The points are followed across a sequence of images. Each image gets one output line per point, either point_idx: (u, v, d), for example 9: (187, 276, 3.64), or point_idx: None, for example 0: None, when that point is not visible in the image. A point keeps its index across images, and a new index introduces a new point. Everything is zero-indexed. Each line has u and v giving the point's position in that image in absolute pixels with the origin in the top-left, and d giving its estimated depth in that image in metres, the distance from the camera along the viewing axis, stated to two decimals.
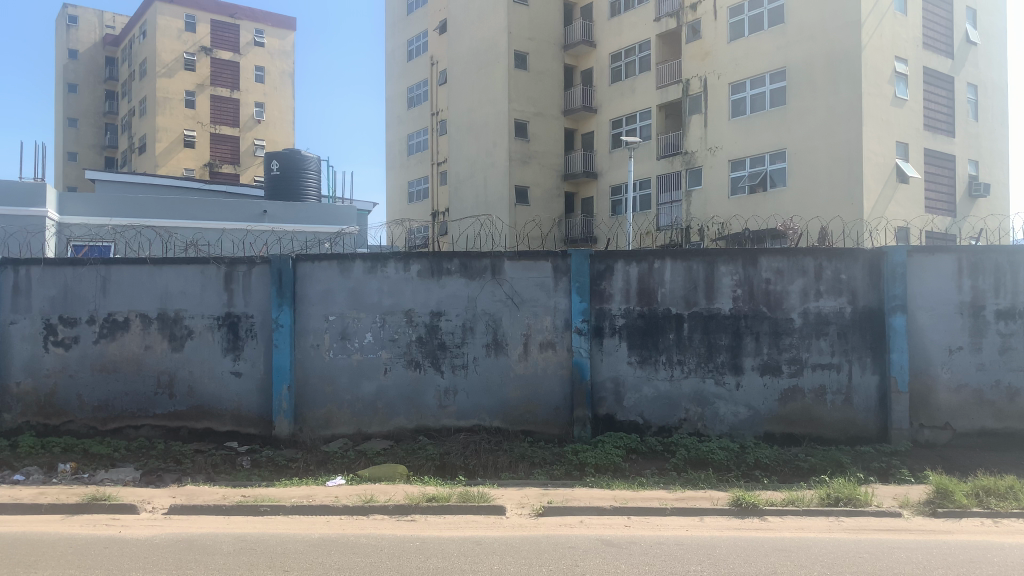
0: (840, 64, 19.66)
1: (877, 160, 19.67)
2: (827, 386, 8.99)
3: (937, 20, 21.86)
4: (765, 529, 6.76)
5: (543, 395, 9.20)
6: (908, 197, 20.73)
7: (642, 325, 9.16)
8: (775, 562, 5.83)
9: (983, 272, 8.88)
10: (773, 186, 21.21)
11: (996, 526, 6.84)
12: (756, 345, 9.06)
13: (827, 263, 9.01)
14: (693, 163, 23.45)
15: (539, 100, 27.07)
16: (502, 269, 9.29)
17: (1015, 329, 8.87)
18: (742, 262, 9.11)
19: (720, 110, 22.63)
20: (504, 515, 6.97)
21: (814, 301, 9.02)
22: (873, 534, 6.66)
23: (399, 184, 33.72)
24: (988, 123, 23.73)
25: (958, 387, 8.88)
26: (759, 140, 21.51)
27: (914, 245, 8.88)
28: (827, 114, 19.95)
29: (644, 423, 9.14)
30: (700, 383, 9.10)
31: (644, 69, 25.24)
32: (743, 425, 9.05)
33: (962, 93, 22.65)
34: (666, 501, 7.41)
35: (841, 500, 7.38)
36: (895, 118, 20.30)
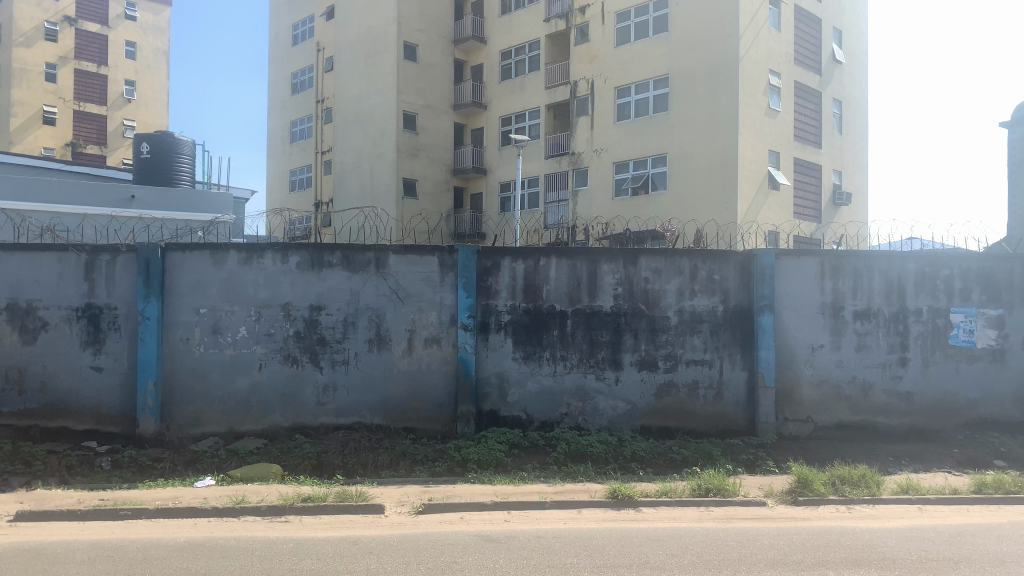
0: (719, 73, 20.48)
1: (750, 168, 20.66)
2: (700, 382, 9.34)
3: (808, 37, 23.14)
4: (639, 520, 6.95)
5: (426, 391, 9.12)
6: (778, 203, 21.88)
7: (526, 321, 9.23)
8: (648, 552, 5.99)
9: (843, 275, 9.45)
10: (654, 189, 21.94)
11: (849, 512, 7.31)
12: (634, 342, 9.30)
13: (702, 264, 9.35)
14: (580, 163, 23.89)
15: (428, 93, 26.84)
16: (385, 263, 9.14)
17: (869, 329, 9.49)
18: (623, 260, 9.32)
19: (606, 112, 23.15)
20: (382, 513, 6.85)
21: (689, 300, 9.35)
22: (739, 522, 6.96)
23: (281, 172, 32.69)
24: (850, 137, 25.37)
25: (819, 383, 9.42)
26: (642, 143, 22.17)
27: (781, 248, 9.34)
28: (707, 121, 20.77)
29: (526, 418, 9.20)
30: (581, 379, 9.25)
31: (533, 69, 25.51)
32: (621, 419, 9.27)
33: (828, 108, 24.11)
34: (546, 495, 7.49)
35: (711, 491, 7.68)
36: (768, 128, 21.36)
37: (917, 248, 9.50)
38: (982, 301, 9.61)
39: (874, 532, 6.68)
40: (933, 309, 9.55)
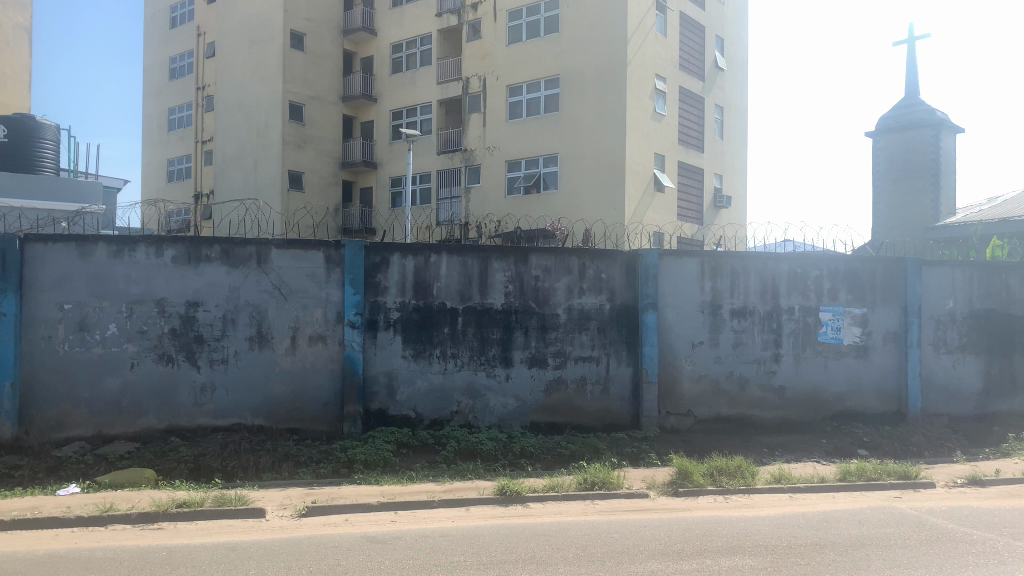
0: (608, 76, 20.95)
1: (637, 170, 21.26)
2: (587, 378, 9.50)
3: (691, 44, 23.97)
4: (526, 516, 7.00)
5: (311, 390, 8.88)
6: (663, 205, 22.62)
7: (416, 318, 9.13)
8: (534, 547, 6.05)
9: (722, 275, 9.84)
10: (545, 188, 22.24)
11: (725, 501, 7.62)
12: (524, 339, 9.37)
13: (590, 262, 9.52)
14: (472, 161, 23.90)
15: (316, 84, 26.20)
16: (268, 257, 8.84)
17: (746, 326, 9.92)
18: (513, 258, 9.36)
19: (497, 110, 23.25)
20: (263, 517, 6.61)
21: (577, 297, 9.50)
22: (622, 514, 7.13)
23: (157, 161, 31.14)
24: (731, 142, 26.49)
25: (699, 378, 9.78)
26: (533, 142, 22.40)
27: (665, 248, 9.62)
28: (596, 123, 21.20)
29: (415, 417, 9.11)
30: (471, 376, 9.24)
31: (425, 63, 25.33)
32: (510, 416, 9.31)
33: (711, 113, 25.09)
34: (434, 493, 7.44)
35: (596, 484, 7.83)
36: (654, 131, 22.03)
37: (791, 250, 9.99)
38: (849, 300, 10.22)
39: (748, 521, 6.99)
40: (804, 307, 10.10)
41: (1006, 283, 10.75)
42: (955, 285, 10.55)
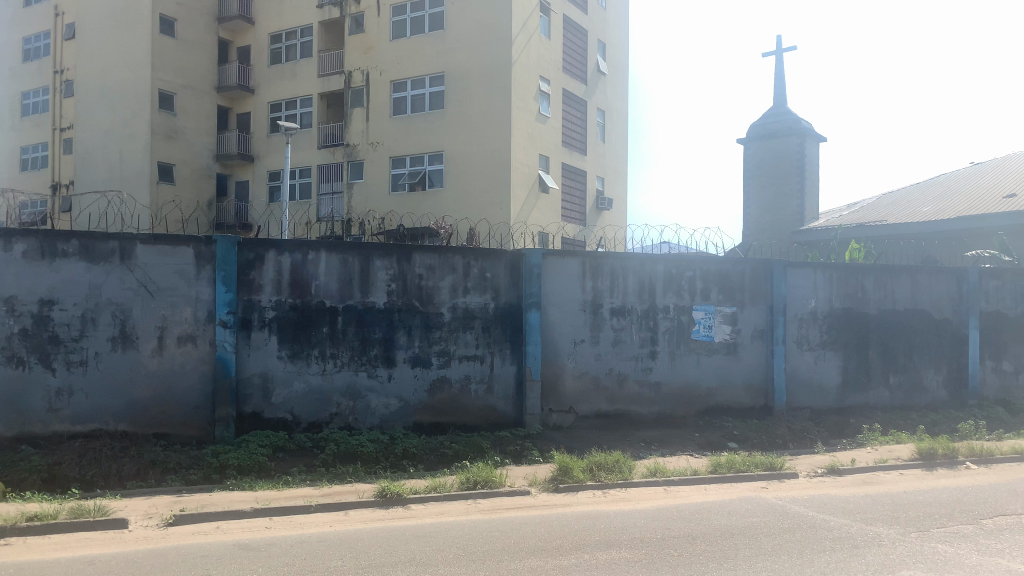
0: (493, 76, 21.07)
1: (522, 170, 21.51)
2: (471, 377, 9.50)
3: (574, 47, 24.42)
4: (408, 517, 6.92)
5: (180, 393, 8.46)
6: (548, 206, 22.97)
7: (293, 317, 8.86)
8: (415, 548, 5.98)
9: (602, 275, 10.07)
10: (430, 186, 22.14)
11: (604, 496, 7.79)
12: (407, 338, 9.26)
13: (474, 261, 9.52)
14: (355, 156, 23.44)
15: (188, 72, 25.05)
16: (132, 253, 8.35)
17: (625, 325, 10.19)
18: (396, 256, 9.24)
19: (381, 106, 22.93)
20: (126, 528, 6.24)
21: (461, 296, 9.48)
22: (503, 512, 7.16)
23: (8, 149, 28.89)
24: (613, 145, 27.19)
25: (581, 375, 9.97)
26: (418, 140, 22.24)
27: (548, 248, 9.74)
28: (482, 123, 21.28)
29: (292, 419, 8.84)
30: (351, 377, 9.05)
31: (306, 55, 24.68)
32: (393, 417, 9.18)
33: (593, 117, 25.66)
34: (311, 498, 7.23)
35: (479, 483, 7.83)
36: (538, 132, 22.33)
37: (667, 251, 10.33)
38: (720, 299, 10.67)
39: (624, 514, 7.18)
40: (680, 306, 10.48)
41: (862, 284, 11.51)
42: (816, 285, 11.20)
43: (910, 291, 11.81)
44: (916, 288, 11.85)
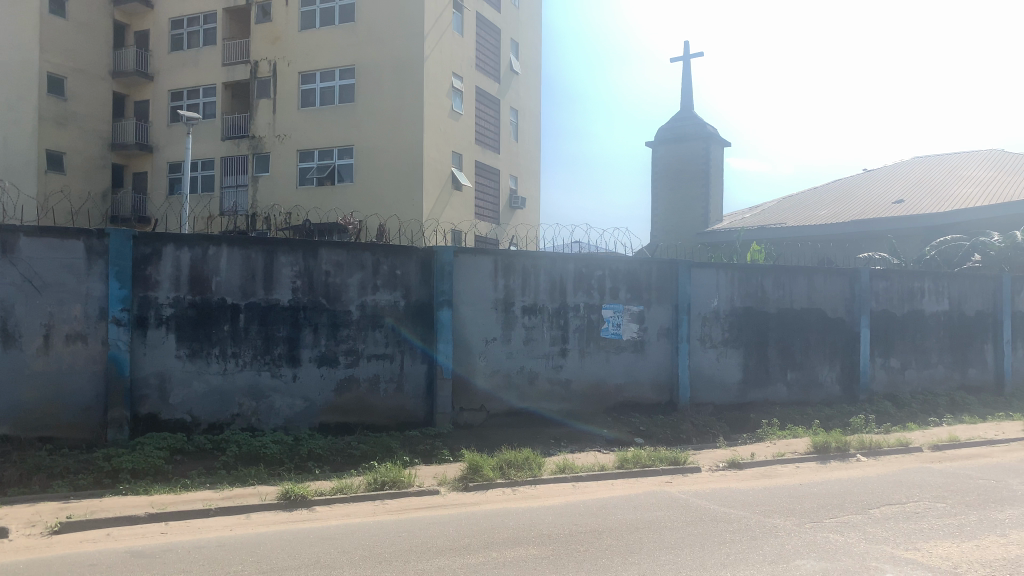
0: (406, 71, 20.88)
1: (434, 166, 21.39)
2: (380, 376, 9.37)
3: (487, 45, 24.43)
4: (313, 520, 6.76)
5: (68, 394, 8.04)
6: (461, 203, 22.91)
7: (192, 315, 8.54)
8: (319, 551, 5.85)
9: (513, 273, 10.09)
10: (340, 181, 21.75)
11: (513, 493, 7.82)
12: (314, 337, 9.06)
13: (383, 258, 9.39)
14: (261, 149, 22.79)
15: (80, 56, 23.79)
16: (16, 247, 7.89)
17: (536, 323, 10.25)
18: (302, 253, 9.02)
19: (289, 98, 22.37)
20: (6, 538, 5.86)
21: (370, 294, 9.33)
22: (411, 513, 7.09)
23: None
24: (525, 144, 27.35)
25: (492, 374, 9.96)
26: (328, 133, 21.80)
27: (459, 245, 9.69)
28: (395, 118, 21.05)
29: (191, 421, 8.52)
30: (254, 376, 8.78)
31: (210, 43, 23.84)
32: (298, 418, 8.96)
33: (506, 115, 25.75)
34: (211, 501, 6.98)
35: (387, 484, 7.72)
36: (451, 129, 22.25)
37: (578, 250, 10.44)
38: (628, 299, 10.87)
39: (533, 511, 7.22)
40: (589, 305, 10.61)
41: (762, 285, 11.94)
42: (720, 285, 11.56)
43: (807, 291, 12.32)
44: (813, 289, 12.37)
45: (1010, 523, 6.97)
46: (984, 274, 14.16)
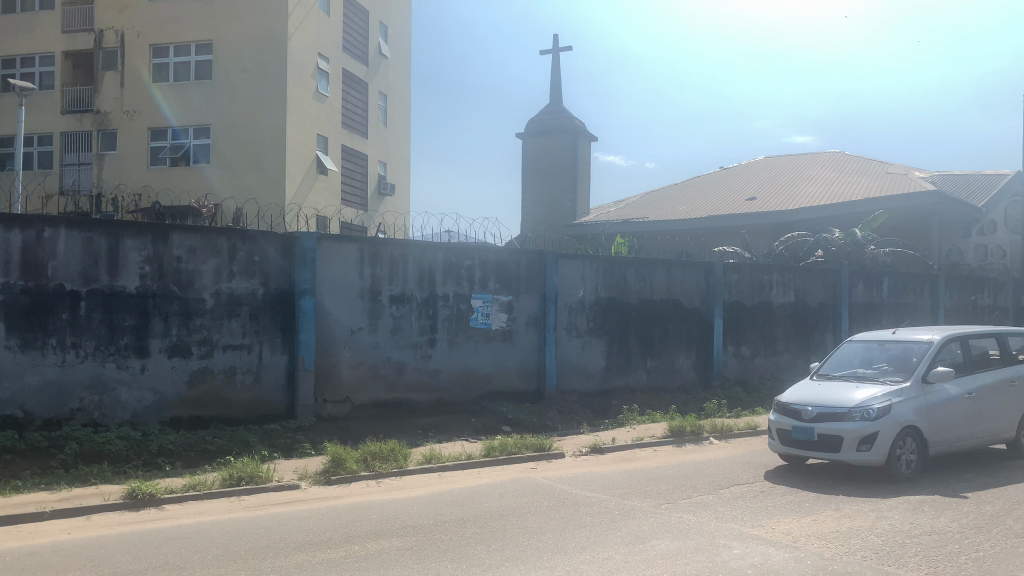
0: (268, 49, 20.08)
1: (298, 150, 20.72)
2: (237, 367, 8.96)
3: (355, 28, 23.83)
4: (162, 519, 6.39)
5: None
6: (327, 188, 22.31)
7: (25, 303, 7.89)
8: (168, 551, 5.53)
9: (380, 262, 9.90)
10: (196, 162, 20.67)
11: (377, 485, 7.68)
12: (164, 326, 8.55)
13: (241, 244, 8.98)
14: (107, 125, 21.28)
15: None
16: None
17: (404, 313, 10.12)
18: (151, 237, 8.49)
19: (139, 72, 21.01)
20: None
21: (226, 282, 8.91)
22: (270, 508, 6.84)
23: None
24: (394, 130, 26.94)
25: (358, 364, 9.74)
26: (183, 111, 20.66)
27: (323, 232, 9.41)
28: (257, 98, 20.22)
29: (24, 417, 7.85)
30: (97, 368, 8.20)
31: (48, 7, 21.97)
32: (146, 412, 8.44)
33: (374, 100, 25.27)
34: (45, 504, 6.45)
35: (244, 479, 7.40)
36: (316, 111, 21.61)
37: (445, 239, 10.36)
38: (497, 289, 10.93)
39: (397, 503, 7.13)
40: (458, 294, 10.59)
41: (625, 276, 12.32)
42: (585, 275, 11.84)
43: (666, 283, 12.83)
44: (672, 281, 12.89)
45: (840, 497, 7.53)
46: (826, 268, 15.21)
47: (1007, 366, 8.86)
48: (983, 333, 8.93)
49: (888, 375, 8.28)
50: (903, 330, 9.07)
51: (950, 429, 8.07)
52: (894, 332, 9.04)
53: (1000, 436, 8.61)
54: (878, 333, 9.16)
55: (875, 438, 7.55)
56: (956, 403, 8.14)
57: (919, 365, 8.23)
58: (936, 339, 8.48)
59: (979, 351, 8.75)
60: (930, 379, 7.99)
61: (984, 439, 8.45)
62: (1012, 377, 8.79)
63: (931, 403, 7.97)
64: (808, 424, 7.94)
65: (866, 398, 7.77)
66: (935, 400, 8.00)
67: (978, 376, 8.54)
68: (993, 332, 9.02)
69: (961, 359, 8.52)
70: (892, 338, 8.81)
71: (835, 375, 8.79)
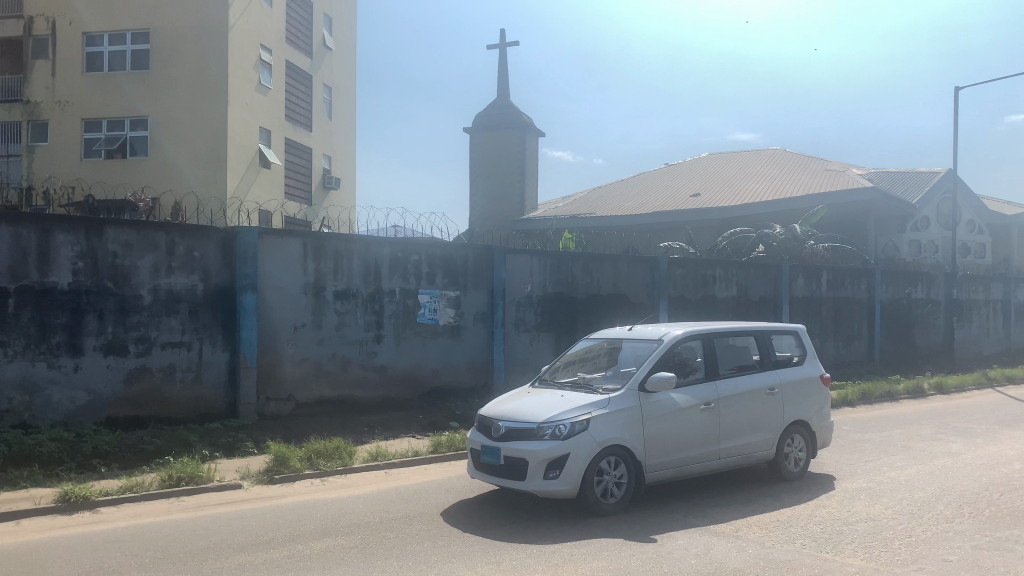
0: (207, 40, 19.62)
1: (239, 142, 20.30)
2: (176, 365, 8.75)
3: (298, 19, 23.43)
4: (97, 523, 6.20)
5: None
6: (270, 182, 21.92)
7: None
8: (103, 555, 5.37)
9: (324, 257, 9.76)
10: (133, 154, 20.09)
11: (321, 484, 7.57)
12: (99, 324, 8.30)
13: (179, 239, 8.76)
14: (38, 115, 20.52)
15: None
16: None
17: (349, 309, 10.00)
18: (84, 232, 8.22)
19: (72, 60, 20.31)
20: None
21: (164, 277, 8.68)
22: (211, 509, 6.69)
23: None
24: (339, 124, 26.60)
25: (301, 361, 9.59)
26: (119, 102, 20.06)
27: (265, 227, 9.23)
28: (197, 89, 19.75)
29: None
30: (27, 368, 7.93)
31: None
32: (80, 412, 8.19)
33: (318, 93, 24.90)
34: None
35: (183, 480, 7.22)
36: (259, 104, 21.19)
37: (391, 234, 10.27)
38: (444, 284, 10.88)
39: (342, 501, 7.04)
40: (405, 290, 10.51)
41: (572, 271, 12.39)
42: (532, 270, 11.86)
43: (613, 278, 12.95)
44: (618, 276, 13.01)
45: (707, 501, 7.10)
46: (767, 263, 15.53)
47: (758, 372, 7.49)
48: (736, 331, 7.58)
49: (606, 381, 6.80)
50: (643, 326, 7.60)
51: (677, 448, 6.67)
52: (631, 328, 7.57)
53: (748, 453, 7.23)
54: (614, 330, 7.64)
55: (566, 460, 6.05)
56: (685, 415, 6.72)
57: (641, 368, 6.75)
58: (666, 337, 7.03)
59: (728, 350, 7.37)
60: (648, 387, 6.52)
61: (730, 457, 7.08)
62: (767, 386, 7.43)
63: (650, 416, 6.52)
64: (496, 443, 6.35)
65: (563, 410, 6.23)
66: (654, 412, 6.54)
67: (727, 381, 7.18)
68: (750, 331, 7.68)
69: (701, 362, 7.12)
70: (625, 337, 7.32)
71: (561, 379, 7.27)
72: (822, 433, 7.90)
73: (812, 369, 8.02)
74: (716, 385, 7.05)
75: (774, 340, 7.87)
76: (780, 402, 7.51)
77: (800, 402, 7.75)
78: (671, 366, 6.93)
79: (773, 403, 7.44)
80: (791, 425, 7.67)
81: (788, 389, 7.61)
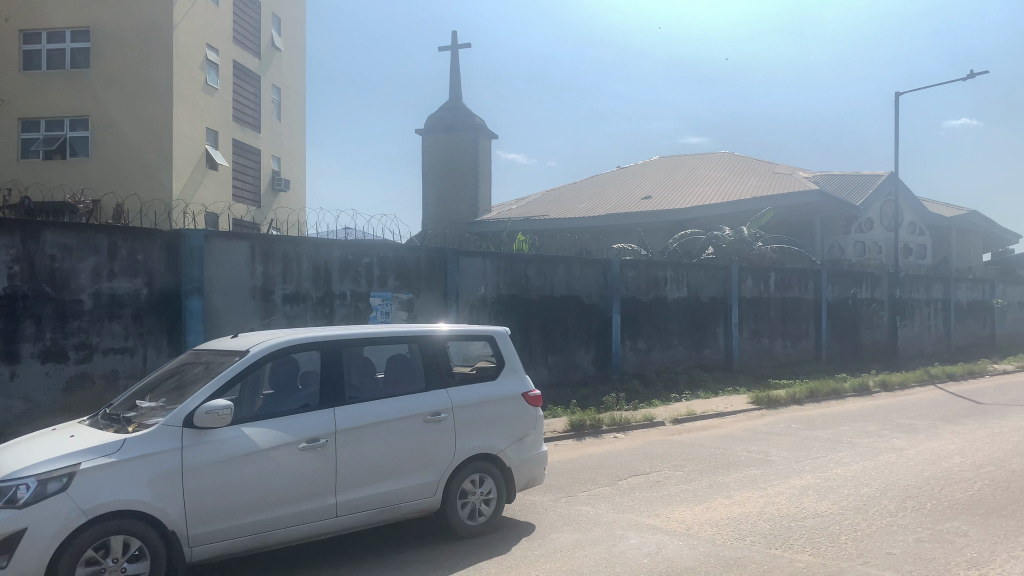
0: (151, 38, 19.19)
1: (185, 143, 19.89)
2: (119, 371, 8.52)
3: (246, 18, 23.06)
4: None
5: None
6: (216, 184, 21.51)
7: None
8: None
9: (273, 259, 9.61)
10: (73, 155, 19.52)
11: None
12: (37, 330, 8.04)
13: (121, 242, 8.55)
14: None
15: None
16: None
17: (299, 312, 9.85)
18: (21, 235, 7.96)
19: (8, 58, 19.65)
20: None
21: (106, 281, 8.45)
22: None
23: None
24: (289, 125, 26.23)
25: None
26: (59, 102, 19.48)
27: (211, 229, 9.04)
28: (141, 88, 19.30)
29: None
30: None
31: None
32: (17, 422, 7.92)
33: (267, 93, 24.53)
34: None
35: None
36: (205, 104, 20.79)
37: (342, 236, 10.16)
38: (397, 286, 10.79)
39: None
40: (356, 292, 10.39)
41: (525, 273, 12.41)
42: (485, 272, 11.84)
43: (566, 280, 13.00)
44: (570, 277, 13.08)
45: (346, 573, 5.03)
46: (717, 264, 15.77)
47: (419, 391, 5.40)
48: (384, 335, 5.43)
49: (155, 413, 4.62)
50: (253, 333, 5.39)
51: (249, 507, 4.48)
52: (235, 336, 5.36)
53: (397, 503, 5.12)
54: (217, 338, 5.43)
55: (16, 544, 3.78)
56: (267, 460, 4.57)
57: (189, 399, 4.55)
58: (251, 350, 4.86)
59: (371, 364, 5.28)
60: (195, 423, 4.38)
61: (359, 513, 4.93)
62: (427, 412, 5.31)
63: (193, 467, 4.35)
64: None
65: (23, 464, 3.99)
66: (205, 458, 4.39)
67: (353, 407, 5.03)
68: (408, 335, 5.53)
69: (317, 378, 5.00)
70: (216, 348, 5.14)
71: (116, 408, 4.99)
72: (522, 470, 5.82)
73: (514, 385, 5.92)
74: (335, 411, 4.92)
75: (456, 347, 5.78)
76: (451, 431, 5.41)
77: (482, 430, 5.61)
78: (251, 392, 4.76)
79: (433, 434, 5.31)
80: (469, 462, 5.56)
81: (469, 411, 5.54)
